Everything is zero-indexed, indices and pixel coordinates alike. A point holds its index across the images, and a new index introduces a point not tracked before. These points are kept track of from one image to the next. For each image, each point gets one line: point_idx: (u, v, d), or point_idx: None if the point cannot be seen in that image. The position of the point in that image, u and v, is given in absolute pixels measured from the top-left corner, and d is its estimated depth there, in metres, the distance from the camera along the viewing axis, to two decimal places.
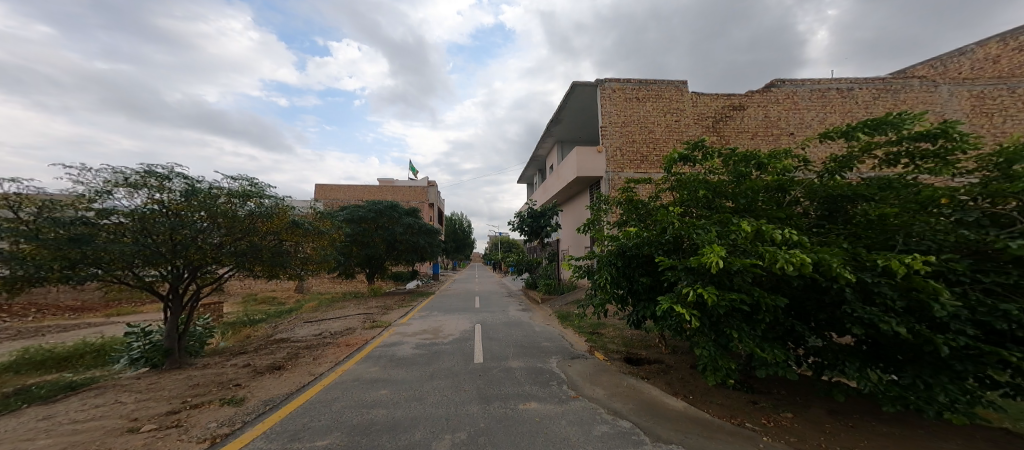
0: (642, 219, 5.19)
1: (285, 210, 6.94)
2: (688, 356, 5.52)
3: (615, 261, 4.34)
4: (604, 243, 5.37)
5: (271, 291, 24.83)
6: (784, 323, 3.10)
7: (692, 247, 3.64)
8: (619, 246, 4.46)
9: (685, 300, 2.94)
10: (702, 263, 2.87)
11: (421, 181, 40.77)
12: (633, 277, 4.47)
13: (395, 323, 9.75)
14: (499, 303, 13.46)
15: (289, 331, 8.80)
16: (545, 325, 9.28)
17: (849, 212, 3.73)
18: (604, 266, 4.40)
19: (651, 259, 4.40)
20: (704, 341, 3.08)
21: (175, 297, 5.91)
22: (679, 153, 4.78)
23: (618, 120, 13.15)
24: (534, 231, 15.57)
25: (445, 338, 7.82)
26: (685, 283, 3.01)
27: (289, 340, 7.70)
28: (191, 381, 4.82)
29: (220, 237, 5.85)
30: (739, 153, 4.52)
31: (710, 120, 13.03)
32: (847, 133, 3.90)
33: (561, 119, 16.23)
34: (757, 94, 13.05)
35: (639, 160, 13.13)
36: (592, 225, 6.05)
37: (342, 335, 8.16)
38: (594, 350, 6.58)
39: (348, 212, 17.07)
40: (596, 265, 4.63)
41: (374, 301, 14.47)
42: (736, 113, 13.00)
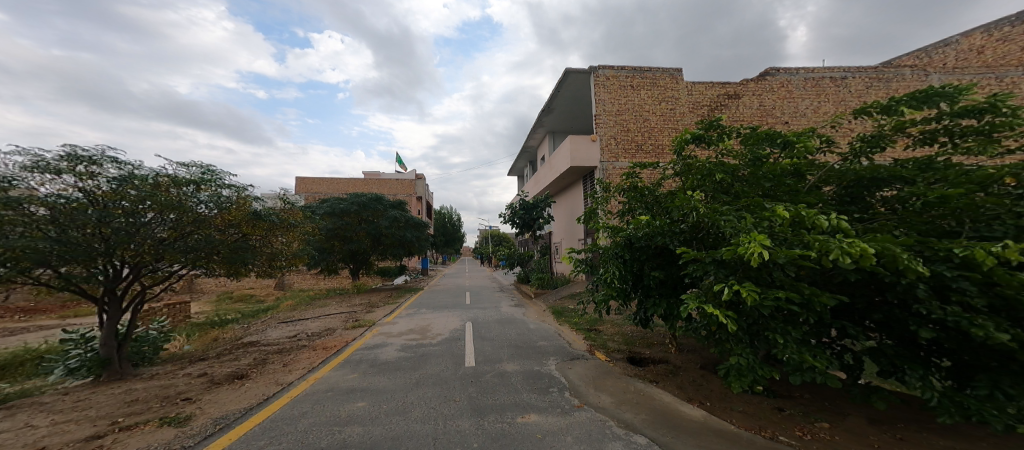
0: (650, 207, 4.72)
1: (247, 200, 6.31)
2: (698, 355, 5.12)
3: (624, 254, 3.84)
4: (608, 235, 4.86)
5: (251, 289, 23.76)
6: (830, 324, 2.67)
7: (717, 236, 3.15)
8: (627, 237, 3.96)
9: (721, 300, 2.44)
10: (739, 255, 2.37)
11: (406, 175, 39.71)
12: (643, 271, 3.99)
13: (379, 322, 9.16)
14: (490, 299, 12.97)
15: (264, 333, 8.09)
16: (539, 321, 8.84)
17: (871, 201, 3.37)
18: (609, 260, 3.87)
19: (663, 251, 3.92)
20: (740, 347, 2.60)
21: (113, 297, 5.26)
22: (692, 134, 4.25)
23: (611, 108, 12.65)
24: (525, 224, 15.06)
25: (433, 338, 7.28)
26: (715, 279, 2.53)
27: (261, 343, 7.04)
28: (129, 397, 4.22)
29: (163, 228, 5.20)
30: (760, 131, 4.05)
31: (705, 108, 12.61)
32: (889, 108, 3.44)
33: (552, 109, 15.68)
34: (751, 83, 12.70)
35: (634, 150, 12.67)
36: (590, 218, 5.51)
37: (320, 337, 7.53)
38: (594, 349, 6.11)
39: (328, 205, 16.15)
40: (599, 259, 4.09)
41: (359, 299, 13.82)
42: (731, 102, 12.64)
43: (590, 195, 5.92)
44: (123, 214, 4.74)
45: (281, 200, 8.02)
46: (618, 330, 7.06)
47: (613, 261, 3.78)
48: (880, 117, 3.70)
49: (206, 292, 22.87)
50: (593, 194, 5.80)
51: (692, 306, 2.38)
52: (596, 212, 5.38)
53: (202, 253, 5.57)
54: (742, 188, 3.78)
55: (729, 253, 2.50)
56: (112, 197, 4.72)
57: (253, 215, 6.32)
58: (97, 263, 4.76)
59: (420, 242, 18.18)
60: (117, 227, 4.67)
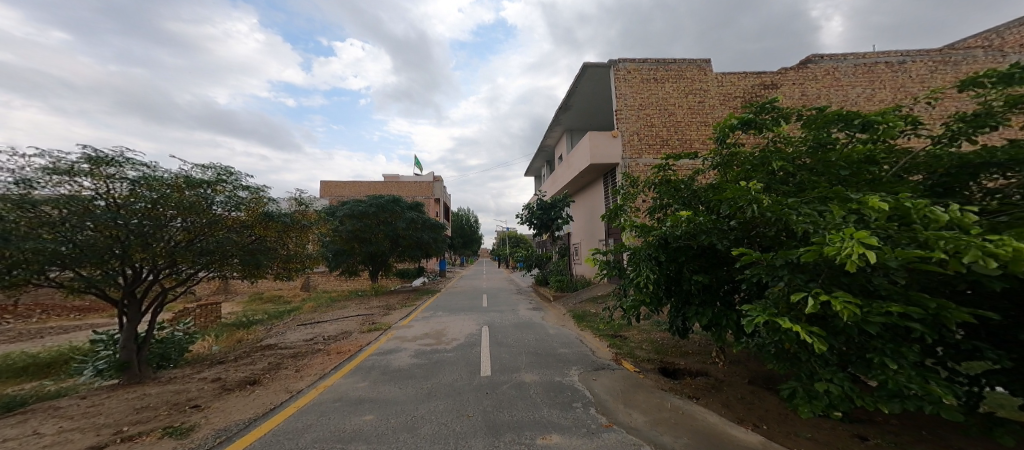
0: (688, 202, 4.17)
1: (263, 202, 6.19)
2: (744, 369, 4.54)
3: (660, 256, 3.36)
4: (638, 234, 4.38)
5: (276, 289, 24.38)
6: (948, 344, 2.09)
7: (787, 233, 2.62)
8: (663, 237, 3.47)
9: (799, 313, 1.97)
10: (825, 257, 1.90)
11: (425, 177, 39.97)
12: (683, 274, 3.49)
13: (395, 325, 8.96)
14: (508, 301, 12.59)
15: (282, 335, 8.02)
16: (561, 326, 8.39)
17: (972, 193, 2.74)
18: (642, 263, 3.40)
19: (707, 251, 3.42)
20: (824, 371, 2.07)
21: (133, 300, 5.12)
22: (739, 119, 3.71)
23: (635, 102, 12.06)
24: (544, 224, 14.63)
25: (450, 343, 6.97)
26: (790, 287, 2.04)
27: (277, 347, 6.90)
28: (141, 403, 4.00)
29: (177, 230, 5.07)
30: (826, 113, 3.42)
31: (738, 100, 11.83)
32: (1008, 77, 2.70)
33: (570, 106, 15.23)
34: (792, 71, 11.77)
35: (659, 145, 12.01)
36: (616, 216, 5.04)
37: (336, 340, 7.38)
38: (621, 358, 5.63)
39: (348, 207, 16.21)
40: (630, 261, 3.62)
41: (377, 300, 13.77)
42: (768, 92, 11.76)
43: (615, 192, 5.45)
44: (136, 216, 4.63)
45: (296, 202, 7.93)
46: (647, 337, 6.53)
47: (647, 265, 3.31)
48: (994, 90, 2.89)
49: (233, 292, 23.61)
50: (619, 191, 5.33)
51: (761, 320, 1.94)
52: (624, 210, 4.90)
53: (215, 255, 5.40)
54: (807, 177, 3.21)
55: (806, 254, 2.04)
56: (127, 199, 4.64)
57: (268, 216, 6.20)
58: (110, 265, 4.62)
59: (438, 243, 18.02)
60: (129, 228, 4.55)
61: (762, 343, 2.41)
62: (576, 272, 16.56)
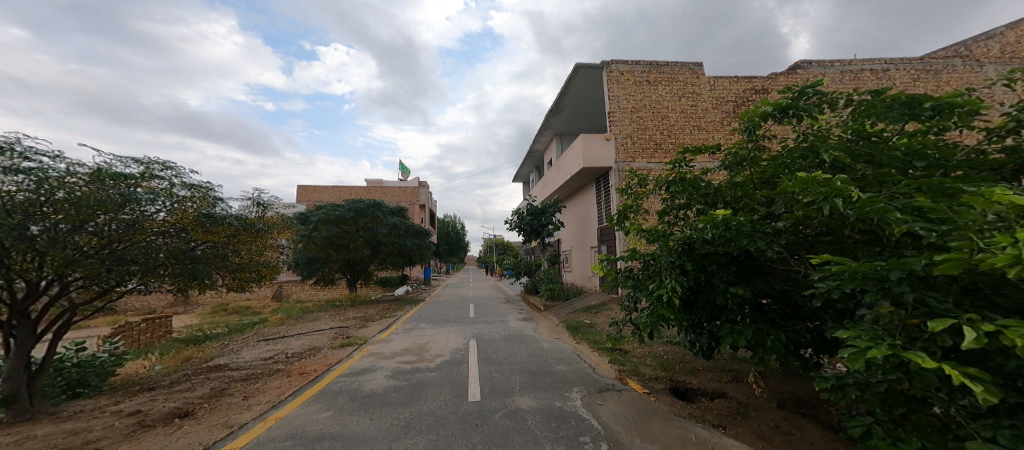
0: (710, 203, 3.47)
1: (205, 202, 5.73)
2: (771, 390, 3.97)
3: (688, 266, 2.67)
4: (653, 238, 3.74)
5: (246, 300, 22.82)
6: None
7: (868, 235, 2.03)
8: (688, 242, 2.82)
9: (933, 345, 1.35)
10: (972, 268, 1.32)
11: (409, 183, 38.95)
12: (715, 286, 2.85)
13: (371, 338, 8.12)
14: (496, 312, 11.87)
15: (238, 353, 7.05)
16: (553, 339, 7.75)
17: None
18: (666, 272, 2.71)
19: (742, 257, 2.82)
20: (956, 425, 1.45)
21: (24, 320, 4.34)
22: (774, 103, 3.10)
23: (627, 105, 11.73)
24: (533, 231, 14.01)
25: (432, 360, 6.21)
26: (915, 310, 1.42)
27: (229, 367, 5.97)
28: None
29: (86, 235, 4.35)
30: (885, 96, 2.77)
31: (731, 104, 11.68)
32: None
33: (560, 109, 14.85)
34: (781, 76, 11.67)
35: (652, 149, 11.67)
36: (623, 219, 4.41)
37: (301, 358, 6.50)
38: (626, 377, 5.01)
39: (324, 211, 15.16)
40: (650, 269, 2.95)
41: (353, 311, 12.79)
42: (760, 97, 11.63)
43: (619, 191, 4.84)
44: (22, 217, 3.92)
45: (255, 203, 6.99)
46: (651, 352, 5.93)
47: (672, 275, 2.62)
48: None
49: (198, 304, 21.96)
50: (625, 189, 4.73)
51: (883, 355, 1.23)
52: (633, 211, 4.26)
53: (133, 264, 4.65)
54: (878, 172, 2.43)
55: (929, 262, 1.44)
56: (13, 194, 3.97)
57: (207, 218, 5.60)
58: None
59: (421, 250, 17.14)
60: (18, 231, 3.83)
61: (856, 378, 1.79)
62: (567, 280, 16.00)
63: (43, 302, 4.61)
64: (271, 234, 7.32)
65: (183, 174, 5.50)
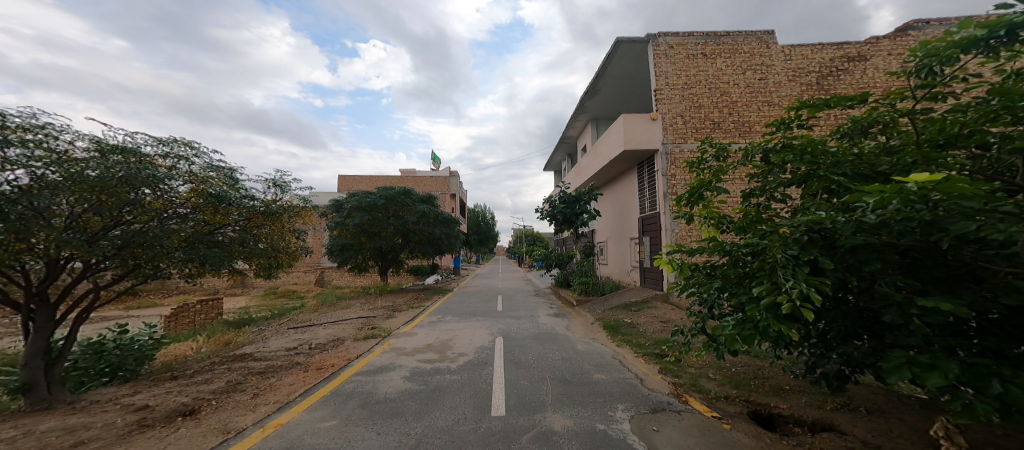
0: (847, 176, 2.53)
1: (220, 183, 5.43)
2: (904, 433, 2.96)
3: (823, 264, 1.96)
4: (746, 227, 3.02)
5: (289, 284, 23.92)
6: None
7: None
8: (824, 230, 2.15)
9: None
10: None
11: (441, 172, 39.12)
12: (866, 289, 2.04)
13: (396, 331, 7.73)
14: (526, 305, 11.18)
15: (265, 341, 6.87)
16: (591, 339, 7.00)
17: None
18: (784, 269, 2.04)
19: (912, 249, 1.92)
20: None
21: (42, 304, 4.23)
22: (983, 24, 2.00)
23: (678, 80, 10.42)
24: (566, 220, 13.12)
25: (455, 359, 5.67)
26: None
27: (252, 357, 5.74)
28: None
29: (84, 217, 4.06)
30: None
31: (812, 75, 10.03)
32: None
33: (598, 90, 13.75)
34: (885, 40, 9.90)
35: (709, 128, 10.25)
36: (703, 203, 3.71)
37: (322, 350, 6.17)
38: (684, 393, 4.15)
39: (355, 199, 15.09)
40: (760, 261, 2.26)
41: (382, 301, 12.64)
42: (852, 66, 9.89)
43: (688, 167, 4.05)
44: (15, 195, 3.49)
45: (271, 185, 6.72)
46: (714, 364, 5.00)
47: (799, 276, 1.93)
48: None
49: (246, 287, 23.32)
50: (697, 166, 3.91)
51: None
52: (716, 191, 3.51)
53: (138, 247, 4.35)
54: None
55: None
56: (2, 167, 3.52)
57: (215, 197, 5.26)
58: None
59: (451, 240, 16.81)
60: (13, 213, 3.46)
61: None
62: (602, 274, 15.04)
63: (63, 287, 4.51)
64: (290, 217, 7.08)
65: (202, 152, 5.25)
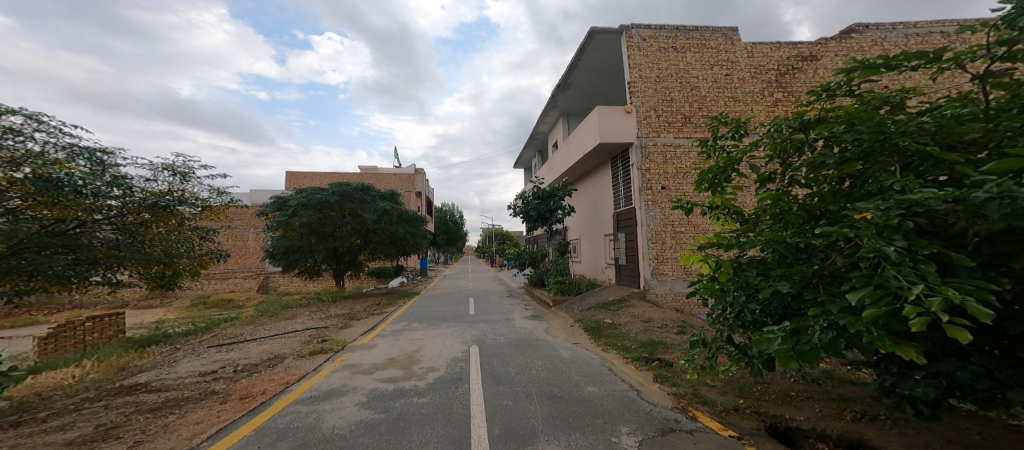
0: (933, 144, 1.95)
1: (64, 166, 5.23)
2: (950, 448, 2.45)
3: (959, 262, 1.31)
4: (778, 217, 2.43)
5: (228, 292, 21.38)
6: None
7: None
8: (931, 215, 1.56)
9: None
10: None
11: (404, 169, 37.21)
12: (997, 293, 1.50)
13: (351, 343, 6.72)
14: (498, 308, 10.47)
15: (174, 365, 5.49)
16: (573, 344, 6.41)
17: None
18: (892, 269, 1.33)
19: None
20: None
21: None
22: None
23: (651, 74, 10.18)
24: (540, 217, 12.58)
25: (422, 376, 4.82)
26: None
27: (148, 388, 4.42)
28: None
29: None
30: None
31: (772, 73, 9.99)
32: None
33: (569, 84, 13.39)
34: (832, 42, 9.97)
35: (680, 122, 9.98)
36: (717, 190, 3.10)
37: (253, 373, 5.03)
38: (689, 406, 3.60)
39: (303, 195, 13.50)
40: (846, 260, 1.55)
41: (337, 308, 11.32)
42: (806, 65, 9.89)
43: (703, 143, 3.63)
44: None
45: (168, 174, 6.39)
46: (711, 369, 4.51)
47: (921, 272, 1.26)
48: None
49: (177, 297, 20.60)
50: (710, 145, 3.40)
51: None
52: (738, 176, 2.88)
53: None
54: None
55: None
56: None
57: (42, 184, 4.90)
58: None
59: (415, 240, 15.64)
60: None
61: None
62: (577, 272, 14.70)
63: None
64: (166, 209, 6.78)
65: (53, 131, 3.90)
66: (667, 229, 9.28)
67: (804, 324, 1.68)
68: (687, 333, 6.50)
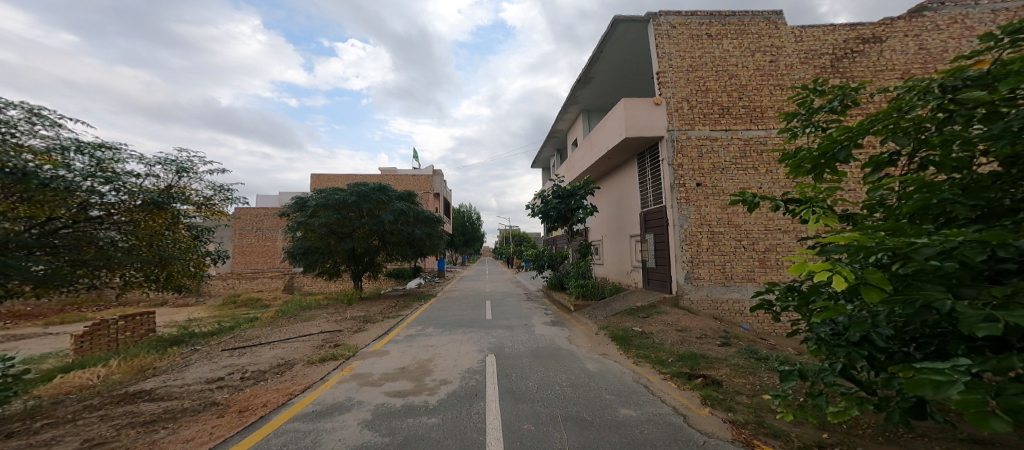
0: None
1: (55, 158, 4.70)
2: None
3: None
4: (909, 217, 1.77)
5: (254, 291, 21.90)
6: None
7: None
8: None
9: None
10: None
11: (423, 170, 37.30)
12: None
13: (363, 348, 6.40)
14: (517, 312, 9.98)
15: (183, 369, 5.28)
16: (600, 355, 5.84)
17: None
18: None
19: None
20: None
21: None
22: None
23: (683, 63, 9.43)
24: (561, 217, 12.00)
25: (434, 391, 4.38)
26: None
27: (151, 396, 4.13)
28: None
29: None
30: None
31: (826, 58, 8.93)
32: None
33: (591, 78, 12.77)
34: (900, 21, 8.79)
35: (719, 114, 9.06)
36: (819, 172, 2.25)
37: (257, 381, 4.73)
38: (749, 437, 3.00)
39: (322, 196, 13.47)
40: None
41: (355, 310, 11.17)
42: (866, 48, 8.80)
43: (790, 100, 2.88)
44: None
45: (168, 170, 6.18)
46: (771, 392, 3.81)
47: None
48: None
49: (207, 295, 21.31)
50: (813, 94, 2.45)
51: None
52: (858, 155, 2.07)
53: None
54: None
55: None
56: None
57: (16, 176, 4.23)
58: None
59: (433, 240, 15.38)
60: None
61: None
62: (599, 274, 14.02)
63: None
64: (162, 205, 6.36)
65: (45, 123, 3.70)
66: (702, 229, 8.53)
67: (1005, 364, 1.10)
68: (732, 346, 5.77)
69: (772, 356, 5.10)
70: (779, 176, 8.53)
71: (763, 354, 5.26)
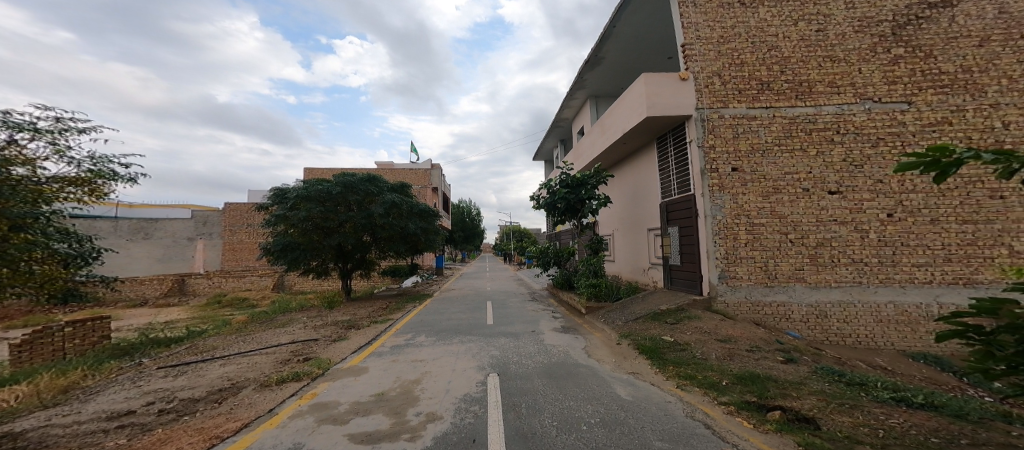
0: None
1: None
2: None
3: None
4: None
5: (242, 290, 20.69)
6: None
7: None
8: None
9: None
10: None
11: (419, 164, 35.85)
12: None
13: (335, 365, 5.18)
14: (523, 316, 8.78)
15: (90, 397, 4.04)
16: (633, 375, 4.65)
17: None
18: None
19: None
20: None
21: None
22: None
23: (713, 34, 8.20)
24: (570, 208, 10.83)
25: (415, 432, 3.17)
26: None
27: (10, 445, 2.93)
28: None
29: None
30: None
31: (886, 25, 7.71)
32: None
33: (602, 58, 11.54)
34: None
35: (757, 89, 7.85)
36: None
37: (175, 416, 3.52)
38: None
39: (304, 186, 12.25)
40: None
41: (340, 313, 9.96)
42: (935, 13, 7.57)
43: None
44: None
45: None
46: (906, 441, 2.62)
47: None
48: None
49: (192, 295, 20.08)
50: None
51: None
52: None
53: None
54: None
55: None
56: None
57: None
58: None
59: (428, 236, 14.13)
60: None
61: None
62: (612, 271, 12.89)
63: None
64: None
65: None
66: (739, 221, 7.34)
67: None
68: (801, 364, 4.60)
69: (869, 381, 3.92)
70: (831, 160, 7.32)
71: (851, 377, 4.08)
